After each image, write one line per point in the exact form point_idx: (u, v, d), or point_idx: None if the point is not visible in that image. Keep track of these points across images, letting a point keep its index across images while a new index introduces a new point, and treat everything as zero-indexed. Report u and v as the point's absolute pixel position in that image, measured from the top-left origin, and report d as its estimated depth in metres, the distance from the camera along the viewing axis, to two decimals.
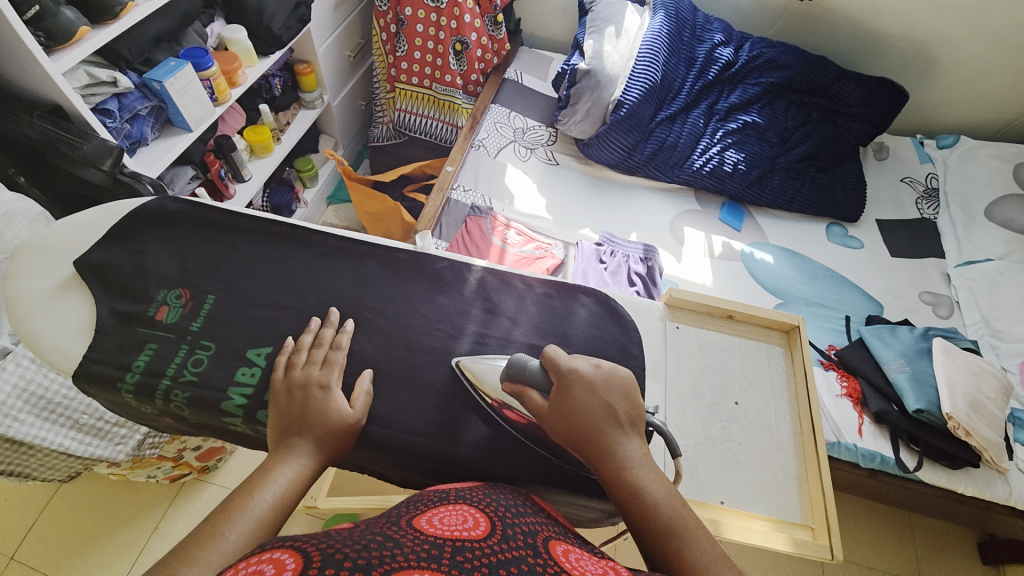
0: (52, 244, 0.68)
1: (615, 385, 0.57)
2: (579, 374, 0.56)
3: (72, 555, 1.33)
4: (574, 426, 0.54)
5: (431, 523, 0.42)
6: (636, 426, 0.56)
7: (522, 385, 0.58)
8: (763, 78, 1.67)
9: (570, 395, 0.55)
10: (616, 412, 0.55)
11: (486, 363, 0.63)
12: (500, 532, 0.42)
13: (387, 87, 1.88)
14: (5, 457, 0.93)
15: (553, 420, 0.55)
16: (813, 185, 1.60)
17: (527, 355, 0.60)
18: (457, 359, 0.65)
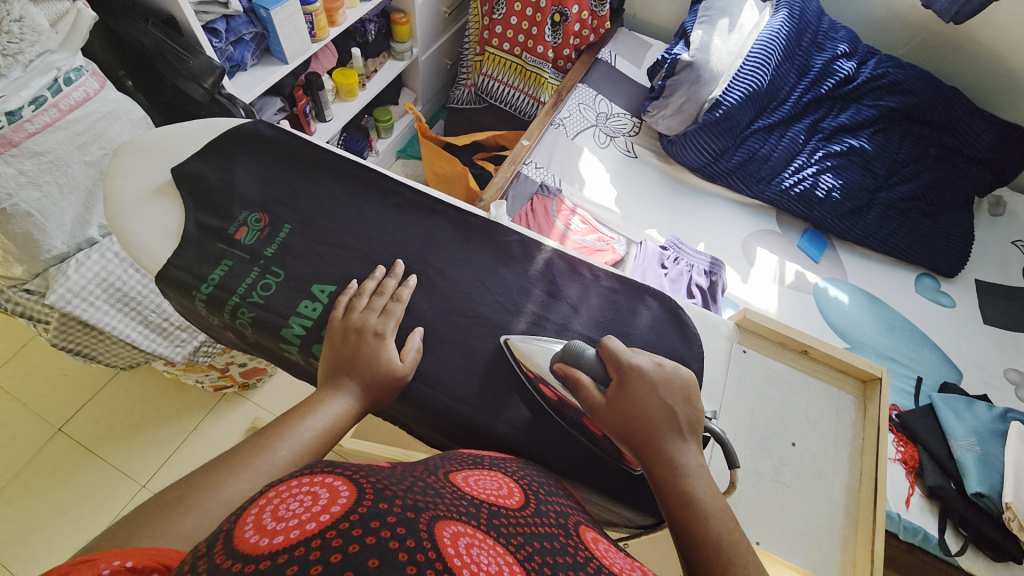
0: (151, 147, 0.71)
1: (676, 388, 0.55)
2: (641, 369, 0.55)
3: (117, 438, 1.45)
4: (628, 420, 0.52)
5: (466, 482, 0.41)
6: (693, 433, 0.53)
7: (576, 372, 0.56)
8: (881, 101, 1.51)
9: (629, 388, 0.54)
10: (675, 415, 0.53)
11: (536, 345, 0.61)
12: (533, 506, 0.41)
13: (477, 50, 1.85)
14: (78, 335, 1.00)
15: (607, 412, 0.53)
16: (911, 229, 1.45)
17: (584, 343, 0.58)
18: (506, 335, 0.63)
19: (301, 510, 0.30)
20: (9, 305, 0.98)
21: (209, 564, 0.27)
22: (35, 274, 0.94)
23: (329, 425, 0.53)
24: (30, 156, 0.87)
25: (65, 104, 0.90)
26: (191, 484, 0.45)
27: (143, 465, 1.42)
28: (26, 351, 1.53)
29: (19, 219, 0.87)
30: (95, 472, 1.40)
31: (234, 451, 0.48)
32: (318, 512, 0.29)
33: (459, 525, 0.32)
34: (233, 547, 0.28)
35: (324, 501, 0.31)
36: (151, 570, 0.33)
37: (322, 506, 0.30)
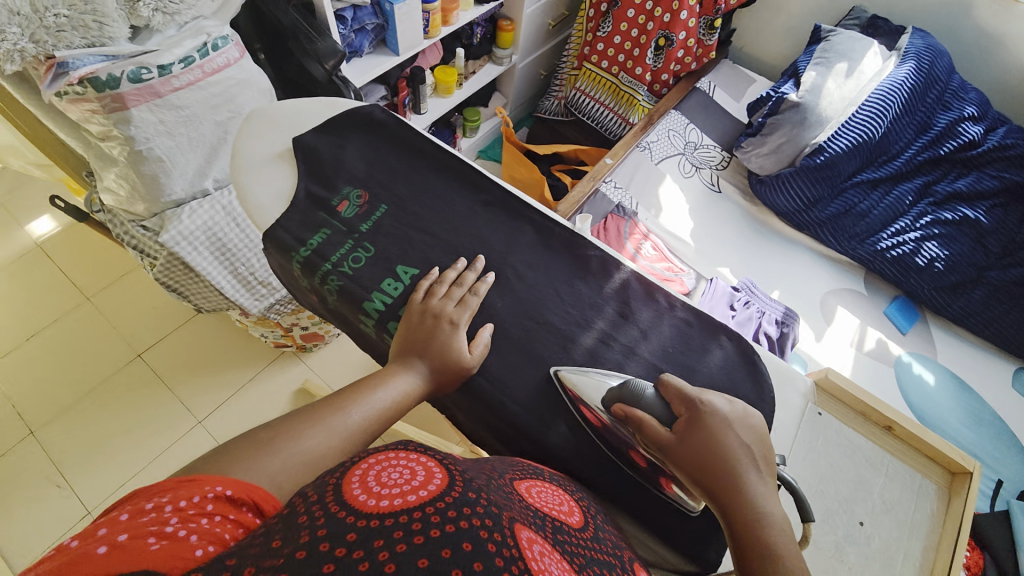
0: (277, 116, 0.77)
1: (749, 428, 0.53)
2: (712, 405, 0.54)
3: (184, 373, 1.59)
4: (702, 456, 0.50)
5: (530, 491, 0.47)
6: (768, 470, 0.51)
7: (637, 411, 0.54)
8: (1003, 173, 1.36)
9: (701, 423, 0.52)
10: (751, 451, 0.51)
11: (591, 378, 0.60)
12: (592, 531, 0.46)
13: (574, 64, 1.88)
14: (177, 274, 1.10)
15: (678, 448, 0.51)
16: (1023, 316, 1.28)
17: (643, 384, 0.57)
18: (557, 368, 0.62)
19: (401, 482, 0.39)
20: (126, 238, 1.09)
21: (327, 510, 0.36)
22: (154, 214, 1.05)
23: (396, 401, 0.56)
24: (170, 109, 0.96)
25: (209, 67, 0.98)
26: (277, 429, 0.51)
27: (202, 401, 1.55)
28: (126, 280, 1.71)
29: (152, 163, 0.97)
30: (162, 399, 1.54)
31: (314, 410, 0.54)
32: (415, 488, 0.38)
33: (531, 531, 0.39)
34: (345, 501, 0.37)
35: (419, 480, 0.40)
36: (242, 504, 0.43)
37: (417, 486, 0.39)
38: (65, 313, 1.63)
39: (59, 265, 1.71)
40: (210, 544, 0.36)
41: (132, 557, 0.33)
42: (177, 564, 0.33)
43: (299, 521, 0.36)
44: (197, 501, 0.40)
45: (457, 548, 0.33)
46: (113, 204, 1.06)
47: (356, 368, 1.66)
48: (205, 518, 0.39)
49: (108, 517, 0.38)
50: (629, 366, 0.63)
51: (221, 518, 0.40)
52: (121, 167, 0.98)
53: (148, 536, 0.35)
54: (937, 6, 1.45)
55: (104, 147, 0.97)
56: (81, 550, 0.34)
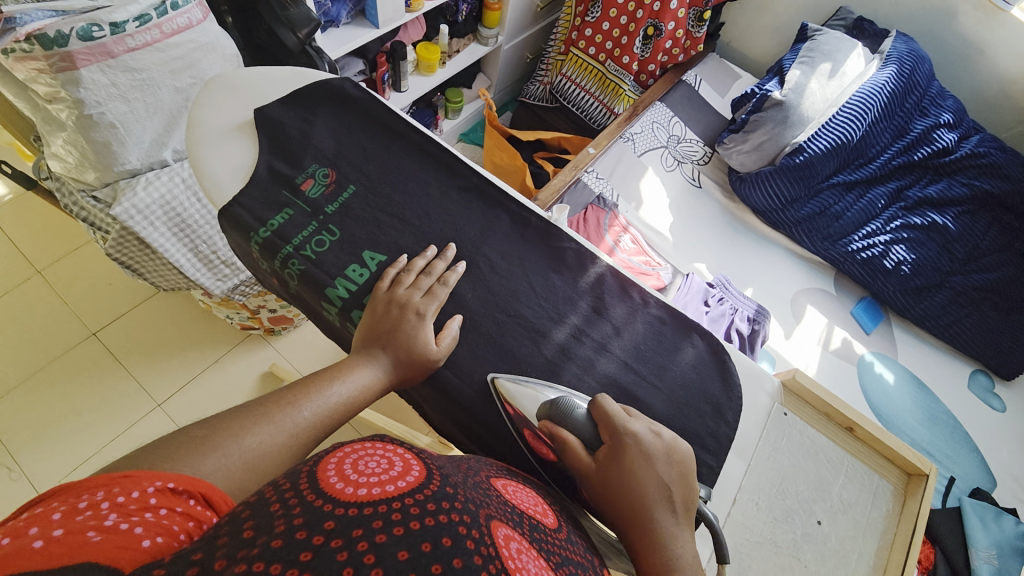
0: (239, 85, 0.72)
1: (671, 460, 0.52)
2: (637, 437, 0.52)
3: (142, 353, 1.52)
4: (621, 497, 0.49)
5: (506, 489, 0.48)
6: (687, 515, 0.50)
7: (563, 431, 0.53)
8: (976, 181, 1.39)
9: (622, 457, 0.50)
10: (671, 491, 0.50)
11: (524, 389, 0.58)
12: (564, 532, 0.47)
13: (561, 49, 1.83)
14: (130, 250, 1.04)
15: (596, 480, 0.50)
16: (979, 321, 1.35)
17: (576, 402, 0.56)
18: (494, 373, 0.60)
19: (380, 471, 0.41)
20: (74, 209, 1.02)
21: (303, 497, 0.37)
22: (105, 184, 0.98)
23: (355, 394, 0.55)
24: (125, 71, 0.87)
25: (168, 27, 0.90)
26: (217, 426, 0.48)
27: (162, 383, 1.49)
28: (79, 253, 1.61)
29: (103, 128, 0.89)
30: (118, 381, 1.47)
31: (264, 402, 0.52)
32: (394, 479, 0.40)
33: (507, 527, 0.40)
34: (322, 489, 0.38)
35: (398, 471, 0.41)
36: (187, 495, 0.41)
37: (396, 475, 0.41)
38: (13, 286, 1.54)
39: (6, 234, 1.60)
40: (159, 536, 0.35)
41: (75, 550, 0.32)
42: (125, 559, 0.33)
43: (271, 509, 0.36)
44: (136, 497, 0.38)
45: (436, 542, 0.35)
46: (60, 170, 0.98)
47: (326, 353, 1.62)
48: (148, 513, 0.37)
49: (34, 513, 0.35)
50: (599, 362, 0.63)
51: (167, 511, 0.38)
52: (69, 132, 0.90)
53: (88, 529, 0.34)
54: (921, 12, 1.47)
55: (48, 108, 0.89)
56: (13, 546, 0.32)
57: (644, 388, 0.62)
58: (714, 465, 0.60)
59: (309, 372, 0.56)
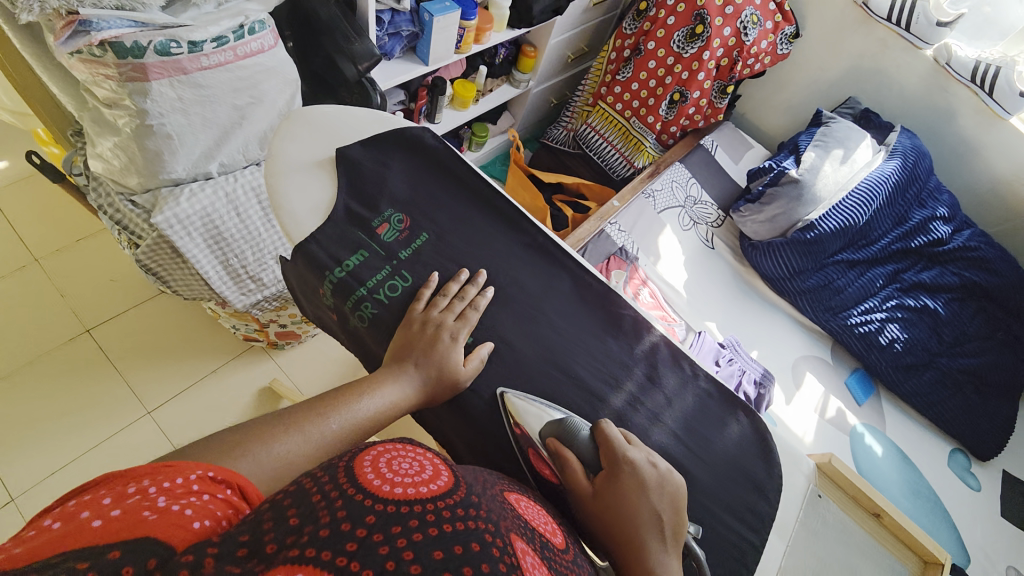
0: (320, 119, 0.72)
1: (666, 494, 0.53)
2: (635, 467, 0.54)
3: (138, 357, 1.46)
4: (616, 519, 0.50)
5: (519, 505, 0.50)
6: (676, 546, 0.51)
7: (566, 452, 0.56)
8: (965, 272, 1.49)
9: (616, 484, 0.53)
10: (662, 521, 0.51)
11: (531, 406, 0.62)
12: (575, 552, 0.47)
13: (588, 100, 1.93)
14: (161, 258, 1.02)
15: (591, 506, 0.52)
16: (961, 402, 1.44)
17: (581, 425, 0.60)
18: (503, 389, 0.62)
19: (412, 473, 0.42)
20: (109, 211, 1.00)
21: (343, 491, 0.38)
22: (146, 190, 0.97)
23: (385, 410, 0.55)
24: (192, 87, 0.87)
25: (241, 50, 0.91)
26: (249, 432, 0.48)
27: (154, 391, 1.44)
28: (83, 245, 1.56)
29: (159, 138, 0.88)
30: (108, 385, 1.41)
31: (292, 413, 0.51)
32: (426, 482, 0.41)
33: (525, 542, 0.41)
34: (360, 483, 0.39)
35: (428, 476, 0.42)
36: (224, 485, 0.41)
37: (427, 479, 0.41)
38: (7, 273, 1.47)
39: (8, 219, 1.54)
40: (207, 518, 0.36)
41: (136, 526, 0.33)
42: (176, 536, 0.34)
43: (312, 500, 0.37)
44: (180, 483, 0.39)
45: (466, 546, 0.35)
46: (101, 171, 0.96)
47: (327, 372, 1.59)
48: (194, 496, 0.38)
49: (82, 500, 0.36)
50: (652, 432, 0.64)
51: (211, 497, 0.39)
52: (122, 137, 0.89)
53: (143, 508, 0.35)
54: (925, 111, 1.60)
55: (103, 111, 0.88)
56: (71, 526, 0.33)
57: (692, 461, 0.64)
58: (755, 542, 0.62)
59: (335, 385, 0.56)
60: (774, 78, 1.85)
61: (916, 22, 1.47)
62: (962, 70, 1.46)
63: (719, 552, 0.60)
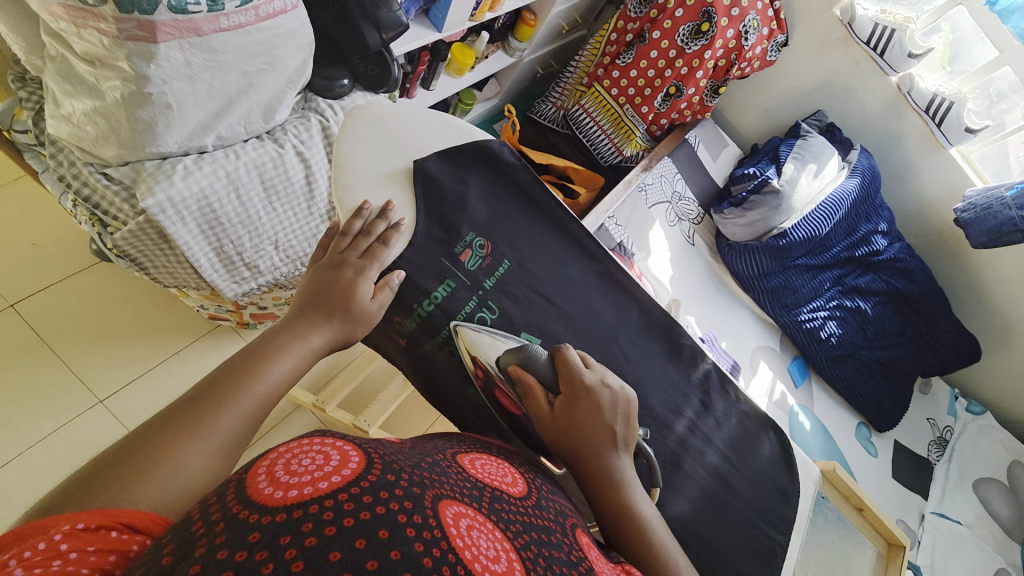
0: (390, 122, 0.66)
1: (620, 408, 0.60)
2: (592, 388, 0.60)
3: (81, 337, 1.28)
4: (572, 437, 0.58)
5: (474, 465, 0.55)
6: (628, 447, 0.60)
7: (527, 377, 0.60)
8: (891, 279, 1.76)
9: (577, 405, 0.59)
10: (615, 433, 0.59)
11: (481, 336, 0.67)
12: (534, 499, 0.53)
13: (582, 81, 1.87)
14: (145, 245, 0.88)
15: (551, 422, 0.59)
16: (873, 386, 1.73)
17: (538, 349, 0.64)
18: (457, 321, 0.67)
19: (312, 468, 0.41)
20: (72, 182, 0.84)
21: (228, 511, 0.38)
22: (125, 162, 0.82)
23: (295, 368, 0.53)
24: (204, 51, 0.73)
25: (264, 10, 0.77)
26: (140, 456, 0.44)
27: (106, 378, 1.27)
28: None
29: (156, 109, 0.74)
30: (48, 369, 1.23)
31: (178, 416, 0.47)
32: (328, 475, 0.41)
33: (458, 506, 0.44)
34: (247, 497, 0.39)
35: (334, 465, 0.42)
36: (108, 529, 0.37)
37: (330, 471, 0.41)
38: None
39: None
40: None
41: None
42: None
43: (193, 528, 0.37)
44: (43, 548, 0.34)
45: (371, 536, 0.36)
46: (66, 135, 0.80)
47: None
48: (57, 560, 0.34)
49: None
50: (708, 453, 0.74)
51: (80, 553, 0.35)
52: (104, 103, 0.73)
53: None
54: (878, 132, 1.79)
55: (77, 66, 0.72)
56: None
57: (737, 477, 0.74)
58: (783, 543, 0.73)
59: (220, 364, 0.52)
60: (754, 81, 1.94)
61: (890, 50, 1.61)
62: (920, 100, 1.65)
63: (758, 553, 0.71)
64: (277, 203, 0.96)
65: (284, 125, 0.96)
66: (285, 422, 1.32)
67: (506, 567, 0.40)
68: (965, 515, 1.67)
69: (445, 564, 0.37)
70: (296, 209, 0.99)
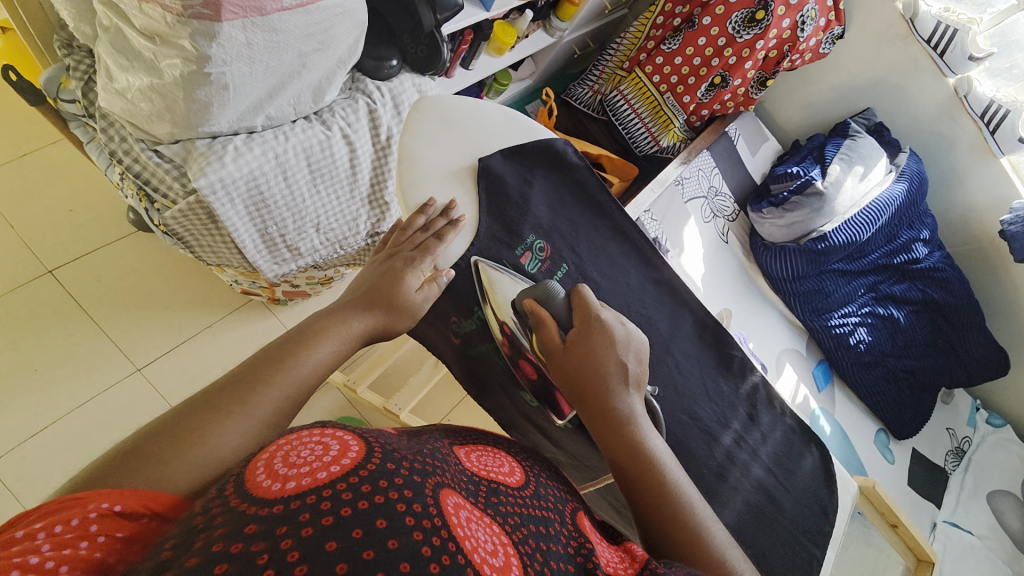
0: (457, 120, 0.67)
1: (632, 347, 0.59)
2: (605, 324, 0.59)
3: (117, 306, 1.30)
4: (579, 370, 0.57)
5: (472, 458, 0.52)
6: (639, 388, 0.58)
7: (542, 311, 0.60)
8: (927, 289, 1.72)
9: (588, 339, 0.58)
10: (626, 370, 0.57)
11: (502, 277, 0.66)
12: (533, 488, 0.52)
13: (621, 65, 1.78)
14: (192, 224, 0.88)
15: (561, 360, 0.58)
16: (898, 395, 1.70)
17: (556, 287, 0.62)
18: (477, 258, 0.65)
19: (312, 459, 0.41)
20: (123, 158, 0.84)
21: (228, 502, 0.37)
22: (175, 140, 0.81)
23: (335, 353, 0.53)
24: (266, 31, 0.73)
25: None
26: (174, 436, 0.43)
27: (141, 347, 1.29)
28: (45, 173, 1.34)
29: (213, 89, 0.74)
30: (85, 336, 1.26)
31: (218, 396, 0.47)
32: (328, 464, 0.40)
33: (457, 497, 0.43)
34: (246, 490, 0.39)
35: (334, 454, 0.41)
36: (139, 515, 0.37)
37: (332, 459, 0.40)
38: None
39: None
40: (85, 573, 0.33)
41: None
42: None
43: (194, 523, 0.36)
44: (75, 524, 0.34)
45: (370, 526, 0.36)
46: (118, 111, 0.80)
47: None
48: (86, 541, 0.34)
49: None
50: (752, 466, 0.75)
51: (107, 538, 0.35)
52: (162, 81, 0.74)
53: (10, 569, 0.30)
54: (928, 135, 1.73)
55: (136, 43, 0.73)
56: None
57: (779, 491, 0.75)
58: (819, 556, 0.74)
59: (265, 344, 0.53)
60: (800, 74, 1.86)
61: (951, 50, 1.55)
62: (976, 105, 1.58)
63: (796, 566, 0.72)
64: (321, 185, 0.95)
65: (332, 107, 0.94)
66: (313, 398, 1.34)
67: (504, 562, 0.40)
68: (977, 526, 1.68)
69: (445, 554, 0.37)
70: (339, 191, 0.98)
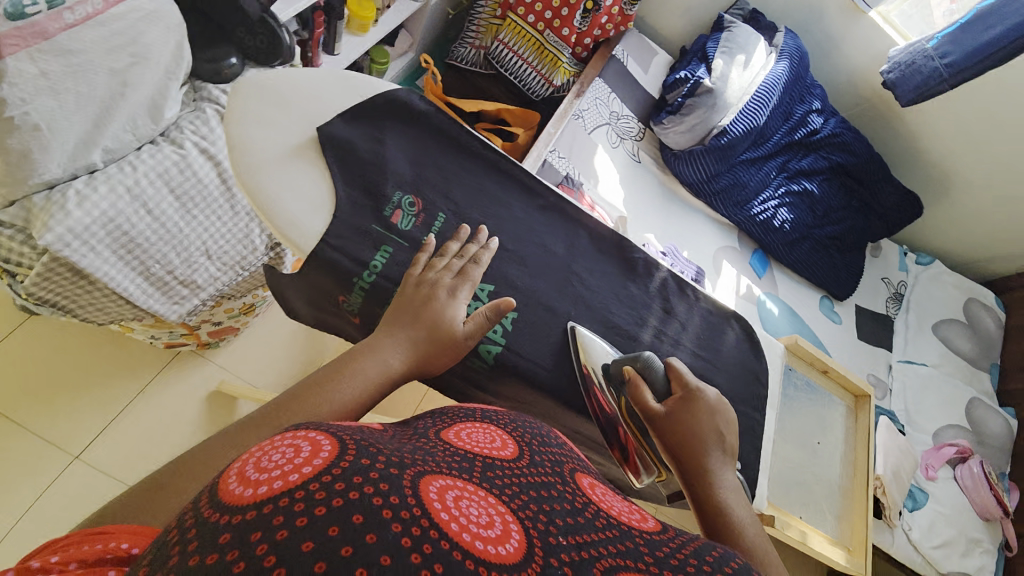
0: (290, 100, 0.74)
1: (728, 417, 0.67)
2: (705, 392, 0.68)
3: (32, 400, 1.21)
4: (681, 433, 0.65)
5: (459, 437, 0.47)
6: (729, 453, 0.66)
7: (642, 382, 0.68)
8: (832, 155, 1.80)
9: (691, 405, 0.66)
10: (724, 435, 0.66)
11: (596, 345, 0.75)
12: (528, 457, 0.48)
13: (495, 13, 1.75)
14: (62, 286, 0.85)
15: (660, 419, 0.66)
16: (829, 261, 1.80)
17: (652, 359, 0.71)
18: (574, 323, 0.75)
19: (284, 461, 0.36)
20: None
21: (201, 517, 0.34)
22: (13, 202, 0.79)
23: (360, 390, 0.56)
24: (58, 55, 0.76)
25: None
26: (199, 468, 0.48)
27: (74, 433, 1.22)
28: None
29: (24, 133, 0.74)
30: (7, 439, 1.17)
31: (248, 426, 0.51)
32: (298, 466, 0.35)
33: (445, 479, 0.39)
34: (218, 503, 0.34)
35: (306, 455, 0.36)
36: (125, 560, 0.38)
37: (306, 459, 0.36)
38: None
39: None
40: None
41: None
42: None
43: (170, 536, 0.34)
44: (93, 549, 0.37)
45: (346, 522, 0.32)
46: None
47: (278, 356, 1.43)
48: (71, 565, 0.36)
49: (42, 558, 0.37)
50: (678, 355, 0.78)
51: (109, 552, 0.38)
52: None
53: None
54: (797, 11, 1.78)
55: None
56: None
57: (713, 370, 0.79)
58: (758, 417, 0.80)
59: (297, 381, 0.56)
60: None
61: None
62: None
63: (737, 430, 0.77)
64: (194, 211, 0.92)
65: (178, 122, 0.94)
66: None
67: (502, 531, 0.37)
68: (929, 356, 1.83)
69: (427, 543, 0.33)
70: (219, 212, 0.95)
